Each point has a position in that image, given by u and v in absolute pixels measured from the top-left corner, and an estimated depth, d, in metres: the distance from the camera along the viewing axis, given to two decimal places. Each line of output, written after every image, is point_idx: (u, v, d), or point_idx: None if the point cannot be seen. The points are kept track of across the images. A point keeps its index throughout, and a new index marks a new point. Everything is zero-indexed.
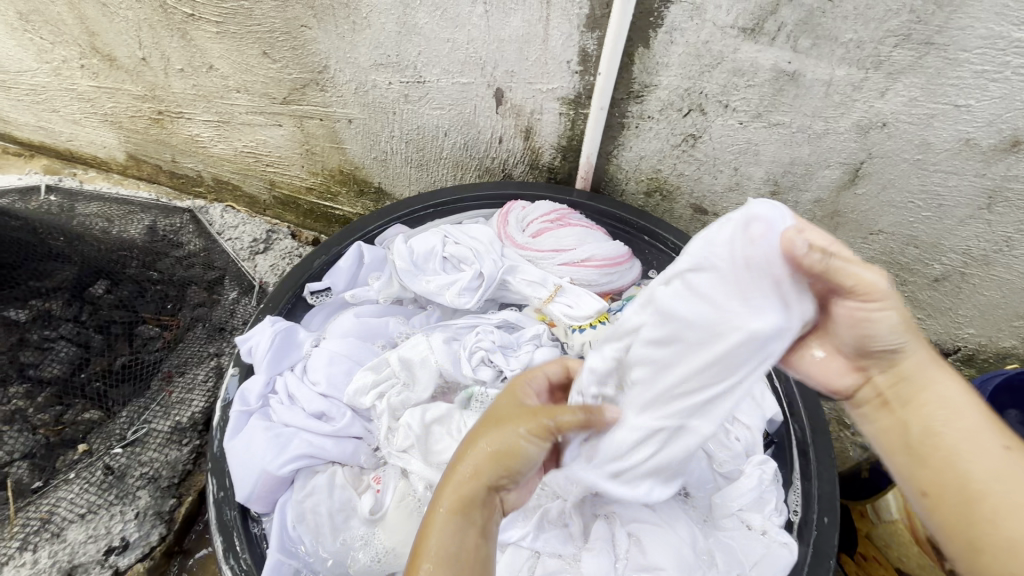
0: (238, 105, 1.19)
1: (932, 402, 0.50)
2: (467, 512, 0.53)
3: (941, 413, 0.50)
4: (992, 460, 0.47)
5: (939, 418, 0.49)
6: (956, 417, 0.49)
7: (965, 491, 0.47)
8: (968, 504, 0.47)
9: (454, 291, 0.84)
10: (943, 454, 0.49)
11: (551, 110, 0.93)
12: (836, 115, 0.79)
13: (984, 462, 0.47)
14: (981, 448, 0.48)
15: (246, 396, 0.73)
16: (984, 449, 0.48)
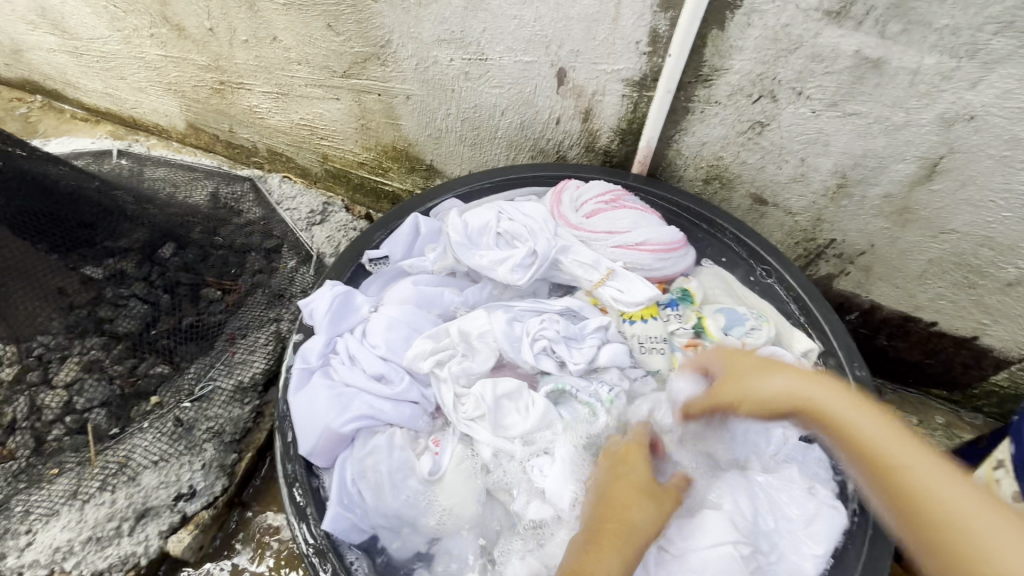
0: (298, 77, 1.21)
1: (861, 440, 0.52)
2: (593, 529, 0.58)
3: (856, 425, 0.53)
4: (935, 477, 0.48)
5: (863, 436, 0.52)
6: (870, 425, 0.52)
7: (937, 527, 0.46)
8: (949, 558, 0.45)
9: (508, 267, 0.85)
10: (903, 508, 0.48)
11: (614, 92, 0.92)
12: (919, 106, 0.75)
13: (928, 480, 0.48)
14: (931, 485, 0.47)
15: (308, 355, 0.76)
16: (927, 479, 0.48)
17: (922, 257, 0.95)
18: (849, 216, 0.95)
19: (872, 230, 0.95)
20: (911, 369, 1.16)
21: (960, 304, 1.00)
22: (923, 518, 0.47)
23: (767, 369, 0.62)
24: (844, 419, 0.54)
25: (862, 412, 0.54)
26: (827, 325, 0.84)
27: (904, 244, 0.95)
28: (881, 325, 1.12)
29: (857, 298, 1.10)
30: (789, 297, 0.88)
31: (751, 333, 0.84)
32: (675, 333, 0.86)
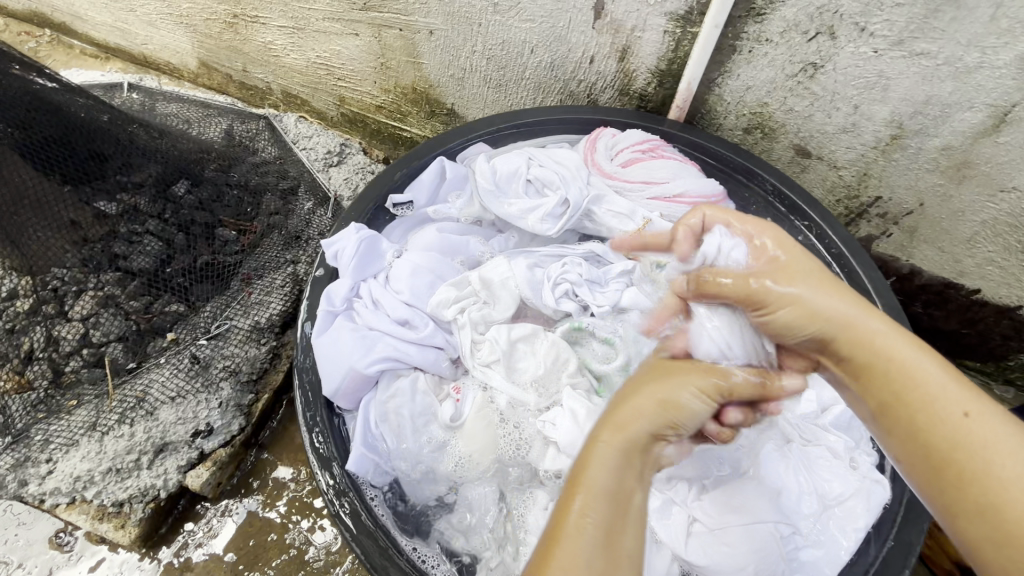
0: (315, 10, 1.14)
1: (888, 375, 0.48)
2: (628, 451, 0.47)
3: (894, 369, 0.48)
4: (997, 434, 0.43)
5: (909, 373, 0.47)
6: (929, 365, 0.47)
7: (953, 462, 0.44)
8: (956, 478, 0.44)
9: (537, 216, 0.81)
10: (913, 424, 0.46)
11: (655, 27, 0.85)
12: (997, 46, 0.69)
13: (986, 428, 0.44)
14: (983, 435, 0.44)
15: (331, 297, 0.72)
16: (947, 402, 0.45)
17: (975, 218, 0.89)
18: (899, 172, 0.89)
19: (923, 187, 0.89)
20: (945, 338, 1.12)
21: (1009, 271, 0.94)
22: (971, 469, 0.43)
23: (832, 289, 0.51)
24: (901, 361, 0.47)
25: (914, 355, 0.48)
26: (870, 283, 0.79)
27: (958, 203, 0.89)
28: (919, 291, 1.07)
29: (896, 262, 1.05)
30: (830, 258, 0.83)
31: None
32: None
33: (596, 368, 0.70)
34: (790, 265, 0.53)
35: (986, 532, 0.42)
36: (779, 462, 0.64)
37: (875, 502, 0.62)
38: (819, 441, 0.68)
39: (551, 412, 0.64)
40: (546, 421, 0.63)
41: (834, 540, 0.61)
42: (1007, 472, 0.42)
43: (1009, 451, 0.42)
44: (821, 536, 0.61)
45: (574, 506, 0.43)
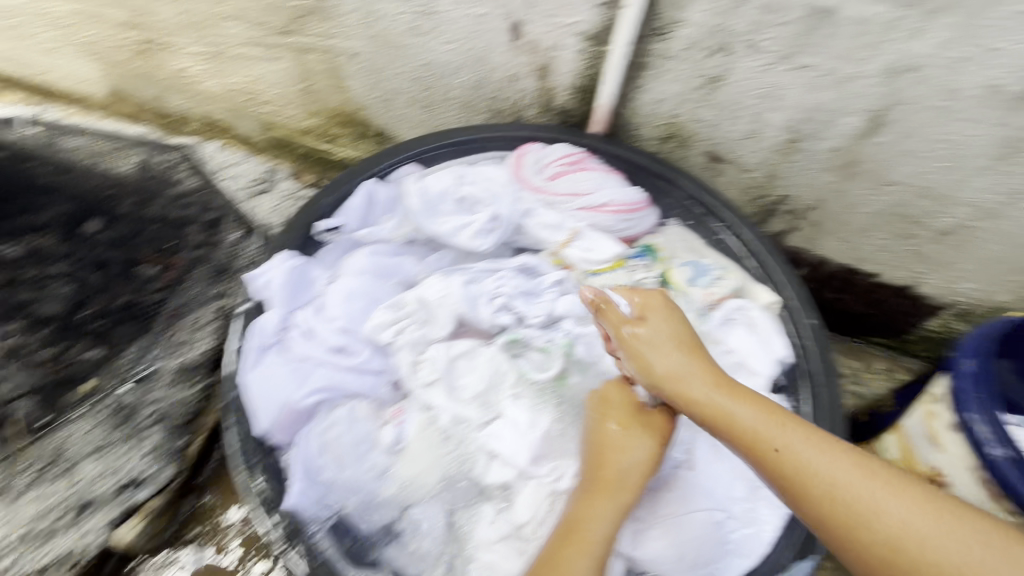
0: (231, 35, 1.11)
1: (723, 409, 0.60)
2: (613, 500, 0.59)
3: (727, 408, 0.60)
4: (810, 451, 0.57)
5: (738, 419, 0.59)
6: (749, 410, 0.59)
7: (804, 483, 0.56)
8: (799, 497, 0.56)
9: (469, 233, 0.83)
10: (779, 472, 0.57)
11: (570, 46, 0.89)
12: (866, 58, 0.77)
13: (799, 453, 0.57)
14: (797, 463, 0.56)
15: (263, 329, 0.71)
16: (766, 437, 0.58)
17: (866, 209, 0.99)
18: (799, 172, 0.97)
19: (821, 185, 0.98)
20: (854, 319, 1.22)
21: (900, 255, 1.05)
22: (815, 491, 0.55)
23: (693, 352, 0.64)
24: (724, 413, 0.59)
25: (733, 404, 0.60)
26: (782, 274, 0.84)
27: (851, 197, 0.98)
28: (828, 277, 1.16)
29: (806, 253, 1.14)
30: (746, 252, 0.87)
31: (716, 283, 0.85)
32: (641, 282, 0.84)
33: (537, 375, 0.70)
34: (649, 313, 0.67)
35: (842, 539, 0.55)
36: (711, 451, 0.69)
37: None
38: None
39: (495, 427, 0.66)
40: (489, 434, 0.66)
41: (762, 518, 0.65)
42: (837, 485, 0.55)
43: (828, 465, 0.56)
44: (752, 516, 0.65)
45: (565, 555, 0.55)
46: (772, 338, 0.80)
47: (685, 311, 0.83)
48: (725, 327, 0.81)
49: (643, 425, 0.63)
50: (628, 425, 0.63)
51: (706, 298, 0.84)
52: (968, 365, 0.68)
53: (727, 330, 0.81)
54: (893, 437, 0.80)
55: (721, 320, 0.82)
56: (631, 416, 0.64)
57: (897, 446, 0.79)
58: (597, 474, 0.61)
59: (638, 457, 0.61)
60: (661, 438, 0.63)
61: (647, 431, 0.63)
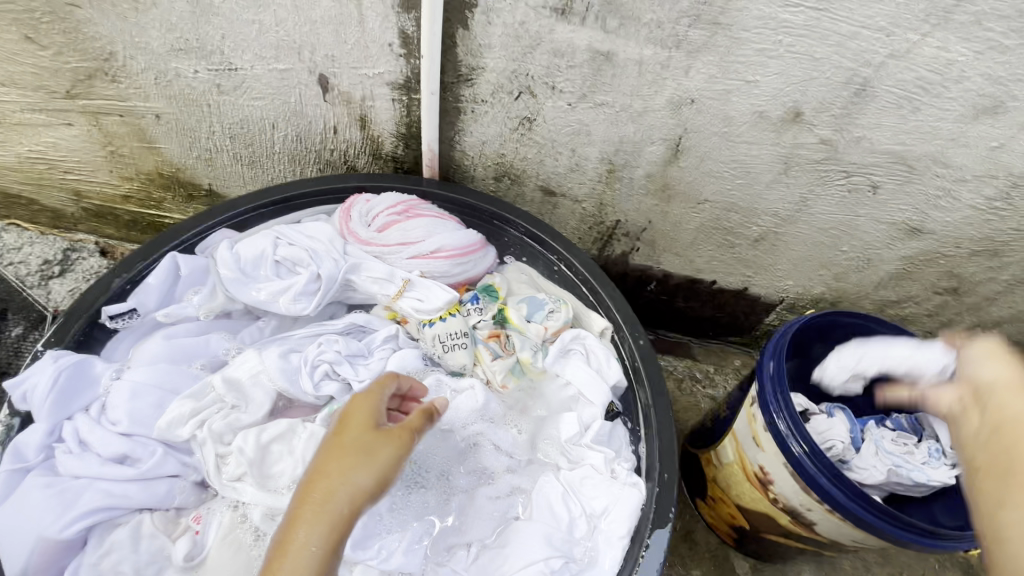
0: (8, 101, 0.98)
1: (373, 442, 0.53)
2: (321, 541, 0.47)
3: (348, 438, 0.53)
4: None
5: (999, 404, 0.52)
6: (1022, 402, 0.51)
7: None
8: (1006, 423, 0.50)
9: (288, 298, 0.78)
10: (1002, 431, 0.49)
11: (383, 96, 0.88)
12: (651, 94, 0.83)
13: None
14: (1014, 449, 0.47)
15: (23, 450, 0.61)
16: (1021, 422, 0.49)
17: (689, 226, 1.06)
18: (625, 198, 1.02)
19: (646, 208, 1.04)
20: (707, 324, 1.31)
21: (728, 263, 1.14)
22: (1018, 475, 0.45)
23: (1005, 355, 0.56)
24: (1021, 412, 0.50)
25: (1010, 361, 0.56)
26: (609, 298, 0.86)
27: (674, 216, 1.05)
28: (675, 290, 1.24)
29: (651, 270, 1.20)
30: (579, 281, 0.90)
31: (551, 316, 0.85)
32: (476, 326, 0.84)
33: None
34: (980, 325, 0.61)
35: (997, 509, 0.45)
36: (551, 493, 0.71)
37: (634, 506, 0.69)
38: (585, 459, 0.74)
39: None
40: None
41: (600, 554, 0.67)
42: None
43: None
44: (592, 552, 0.68)
45: None
46: (606, 365, 0.81)
47: (520, 350, 0.82)
48: (562, 359, 0.82)
49: (366, 450, 0.52)
50: (344, 449, 0.52)
51: (542, 333, 0.83)
52: (770, 367, 0.73)
53: (565, 364, 0.81)
54: (728, 442, 0.84)
55: (557, 353, 0.82)
56: (352, 439, 0.53)
57: (732, 449, 0.83)
58: (303, 503, 0.49)
59: (353, 488, 0.50)
60: (384, 471, 0.52)
61: (369, 457, 0.52)
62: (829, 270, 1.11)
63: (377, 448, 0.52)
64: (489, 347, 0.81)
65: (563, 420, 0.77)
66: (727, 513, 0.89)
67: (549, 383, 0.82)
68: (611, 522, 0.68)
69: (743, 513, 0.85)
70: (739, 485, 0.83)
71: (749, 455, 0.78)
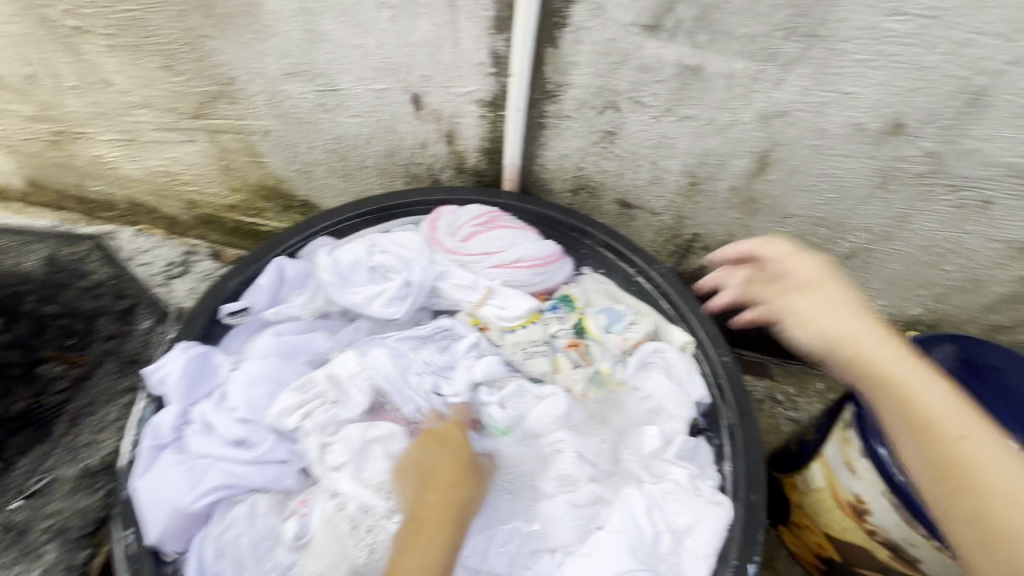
0: (143, 121, 1.12)
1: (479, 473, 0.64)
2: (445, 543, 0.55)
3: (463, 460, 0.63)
4: (915, 379, 0.58)
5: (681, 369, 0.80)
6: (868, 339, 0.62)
7: (939, 416, 0.55)
8: (879, 380, 0.60)
9: (381, 302, 0.84)
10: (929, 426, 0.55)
11: (470, 113, 0.93)
12: (740, 107, 0.82)
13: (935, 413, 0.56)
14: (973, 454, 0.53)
15: (158, 429, 0.68)
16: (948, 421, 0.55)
17: (773, 241, 1.03)
18: (705, 211, 1.01)
19: (727, 222, 1.02)
20: (787, 343, 1.25)
21: None
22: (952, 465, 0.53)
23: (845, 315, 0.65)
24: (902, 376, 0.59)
25: (852, 325, 0.64)
26: (692, 312, 0.84)
27: (757, 230, 1.02)
28: None
29: None
30: (658, 292, 0.88)
31: (631, 328, 0.85)
32: (556, 334, 0.86)
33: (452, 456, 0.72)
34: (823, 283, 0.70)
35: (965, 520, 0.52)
36: (634, 507, 0.71)
37: (718, 526, 0.68)
38: (667, 474, 0.74)
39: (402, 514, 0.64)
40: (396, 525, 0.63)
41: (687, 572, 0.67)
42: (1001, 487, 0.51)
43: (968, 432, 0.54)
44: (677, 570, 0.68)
45: None
46: (689, 381, 0.80)
47: (599, 360, 0.84)
48: (642, 372, 0.83)
49: (472, 475, 0.63)
50: (459, 468, 0.62)
51: (621, 344, 0.85)
52: None
53: (645, 378, 0.82)
54: (816, 466, 0.80)
55: (637, 366, 0.83)
56: (462, 459, 0.63)
57: (821, 474, 0.79)
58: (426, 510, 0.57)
59: (466, 502, 0.59)
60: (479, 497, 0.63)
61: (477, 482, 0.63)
62: (929, 290, 1.04)
63: (472, 473, 0.63)
64: (570, 356, 0.84)
65: (645, 432, 0.78)
66: (813, 541, 0.84)
67: (628, 395, 0.83)
68: (697, 540, 0.68)
69: (833, 544, 0.80)
70: (828, 512, 0.79)
71: (841, 483, 0.74)
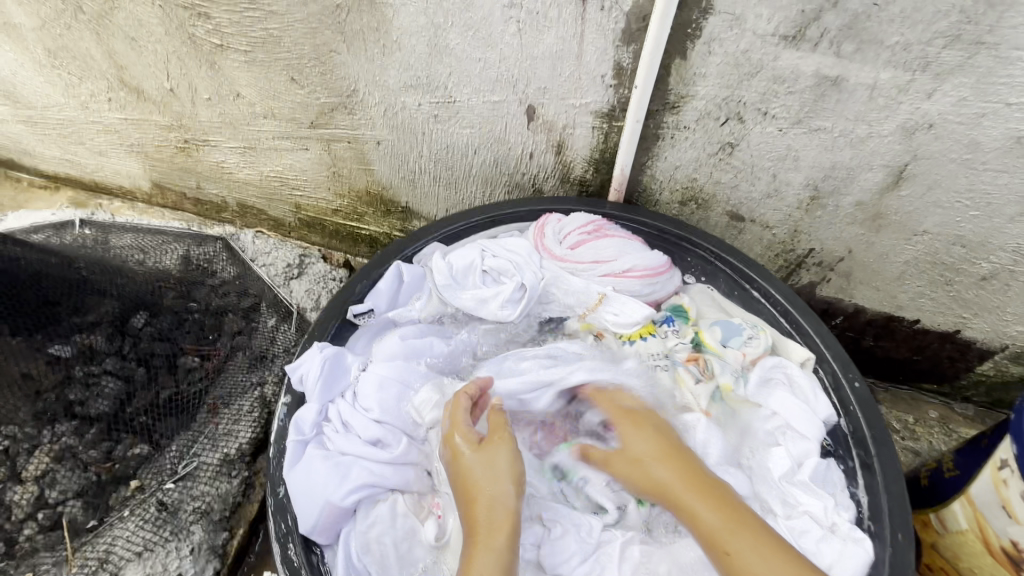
0: (264, 131, 1.19)
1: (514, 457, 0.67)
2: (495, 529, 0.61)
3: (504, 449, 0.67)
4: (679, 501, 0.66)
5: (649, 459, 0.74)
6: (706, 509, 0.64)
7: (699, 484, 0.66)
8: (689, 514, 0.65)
9: (498, 305, 0.86)
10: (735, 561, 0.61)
11: (584, 124, 0.93)
12: (880, 118, 0.78)
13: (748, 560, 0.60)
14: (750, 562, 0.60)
15: (302, 424, 0.74)
16: (732, 539, 0.62)
17: (899, 259, 0.97)
18: (824, 226, 0.96)
19: (848, 237, 0.97)
20: (902, 366, 1.17)
21: (940, 301, 1.02)
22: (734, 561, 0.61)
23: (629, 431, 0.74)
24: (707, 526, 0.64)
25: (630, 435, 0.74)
26: (813, 333, 0.85)
27: (881, 247, 0.96)
28: (866, 326, 1.13)
29: (840, 303, 1.11)
30: (777, 313, 0.88)
31: (750, 342, 0.85)
32: (675, 349, 0.86)
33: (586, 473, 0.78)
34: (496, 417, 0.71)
35: None
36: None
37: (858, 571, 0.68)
38: (802, 505, 0.73)
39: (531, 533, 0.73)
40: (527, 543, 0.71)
41: None
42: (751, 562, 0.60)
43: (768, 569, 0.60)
44: None
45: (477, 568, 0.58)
46: (814, 400, 0.80)
47: (720, 375, 0.82)
48: (766, 389, 0.82)
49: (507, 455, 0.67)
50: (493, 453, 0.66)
51: (742, 359, 0.84)
52: None
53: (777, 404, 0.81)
54: (962, 505, 0.75)
55: (757, 382, 0.83)
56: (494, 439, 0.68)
57: (968, 515, 0.74)
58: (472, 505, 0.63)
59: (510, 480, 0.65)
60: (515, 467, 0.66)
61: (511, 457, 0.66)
62: None
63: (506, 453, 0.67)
64: (691, 370, 0.83)
65: (774, 453, 0.77)
66: None
67: (756, 413, 0.82)
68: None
69: None
70: (976, 558, 0.73)
71: (995, 528, 0.69)
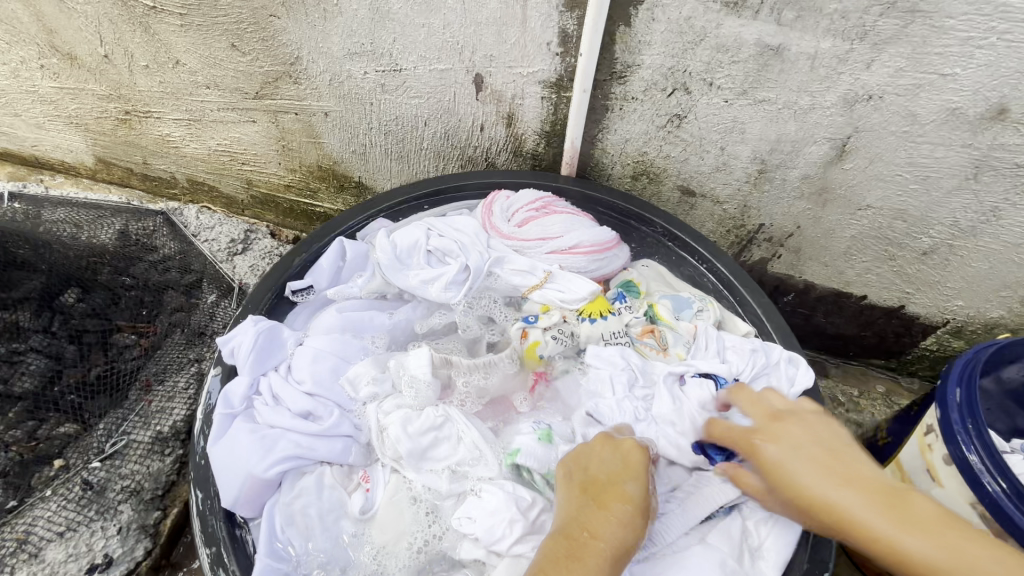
0: (208, 102, 1.14)
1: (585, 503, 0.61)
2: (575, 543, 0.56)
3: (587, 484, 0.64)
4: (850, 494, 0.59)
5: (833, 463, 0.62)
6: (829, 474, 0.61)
7: (884, 494, 0.56)
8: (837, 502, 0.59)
9: (440, 285, 0.83)
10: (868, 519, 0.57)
11: (532, 94, 0.91)
12: (822, 89, 0.78)
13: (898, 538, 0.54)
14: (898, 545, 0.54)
15: (230, 399, 0.72)
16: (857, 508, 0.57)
17: (844, 234, 0.98)
18: (773, 201, 0.97)
19: (796, 212, 0.97)
20: (849, 342, 1.19)
21: (885, 277, 1.03)
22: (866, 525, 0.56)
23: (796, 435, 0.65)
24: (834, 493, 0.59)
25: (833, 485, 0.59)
26: (757, 306, 0.86)
27: (827, 223, 0.97)
28: (816, 302, 1.14)
29: (790, 279, 1.12)
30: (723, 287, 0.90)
31: (699, 315, 0.86)
32: (630, 325, 0.85)
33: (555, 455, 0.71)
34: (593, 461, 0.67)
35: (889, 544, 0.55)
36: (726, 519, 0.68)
37: (791, 537, 0.67)
38: None
39: (467, 503, 0.65)
40: (461, 516, 0.64)
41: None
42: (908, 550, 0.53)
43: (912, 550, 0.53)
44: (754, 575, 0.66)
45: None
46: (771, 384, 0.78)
47: (673, 346, 0.83)
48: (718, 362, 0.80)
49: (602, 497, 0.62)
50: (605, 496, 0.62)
51: (694, 330, 0.84)
52: (956, 395, 0.66)
53: None
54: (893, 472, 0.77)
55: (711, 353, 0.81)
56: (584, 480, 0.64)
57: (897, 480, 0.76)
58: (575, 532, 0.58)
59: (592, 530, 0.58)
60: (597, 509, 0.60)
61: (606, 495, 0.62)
62: (1013, 291, 0.97)
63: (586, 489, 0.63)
64: (647, 344, 0.83)
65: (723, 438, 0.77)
66: None
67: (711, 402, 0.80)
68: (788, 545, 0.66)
69: None
70: None
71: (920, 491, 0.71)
